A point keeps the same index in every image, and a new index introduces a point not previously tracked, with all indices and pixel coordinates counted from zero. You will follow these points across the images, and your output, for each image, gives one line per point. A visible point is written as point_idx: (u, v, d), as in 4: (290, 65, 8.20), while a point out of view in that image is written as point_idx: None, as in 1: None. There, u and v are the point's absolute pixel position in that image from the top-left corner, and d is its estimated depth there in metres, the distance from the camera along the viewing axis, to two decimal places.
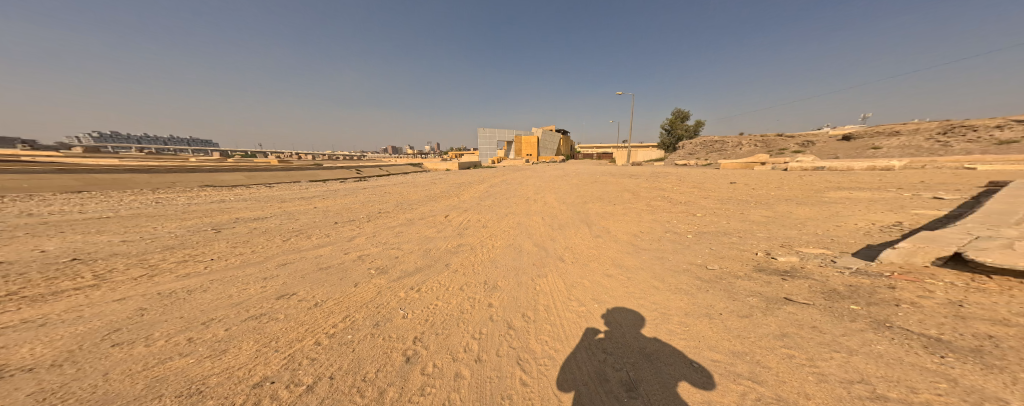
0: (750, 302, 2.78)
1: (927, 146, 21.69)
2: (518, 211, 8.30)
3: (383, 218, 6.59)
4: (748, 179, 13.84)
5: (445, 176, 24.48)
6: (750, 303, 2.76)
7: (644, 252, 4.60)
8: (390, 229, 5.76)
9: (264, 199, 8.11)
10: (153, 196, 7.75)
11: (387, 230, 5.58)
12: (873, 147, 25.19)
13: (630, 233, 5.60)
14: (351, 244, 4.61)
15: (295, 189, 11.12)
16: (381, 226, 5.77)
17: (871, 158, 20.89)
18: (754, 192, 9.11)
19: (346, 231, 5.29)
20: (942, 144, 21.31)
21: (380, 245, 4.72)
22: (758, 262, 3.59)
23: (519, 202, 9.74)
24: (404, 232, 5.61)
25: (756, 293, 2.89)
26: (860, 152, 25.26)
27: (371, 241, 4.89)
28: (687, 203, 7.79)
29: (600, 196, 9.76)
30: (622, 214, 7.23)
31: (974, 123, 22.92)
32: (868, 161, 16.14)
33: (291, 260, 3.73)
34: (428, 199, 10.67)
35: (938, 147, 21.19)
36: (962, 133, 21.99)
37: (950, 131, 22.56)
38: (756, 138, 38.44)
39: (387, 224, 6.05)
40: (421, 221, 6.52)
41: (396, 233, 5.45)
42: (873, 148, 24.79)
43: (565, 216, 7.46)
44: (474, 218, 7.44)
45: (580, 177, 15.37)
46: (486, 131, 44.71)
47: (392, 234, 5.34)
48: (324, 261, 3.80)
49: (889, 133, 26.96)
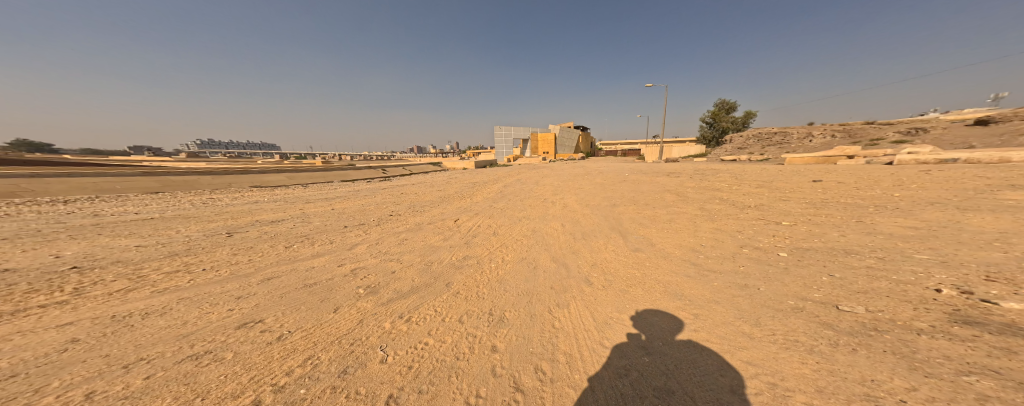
0: (982, 389, 1.50)
1: None
2: (543, 215, 7.35)
3: (395, 225, 6.19)
4: (837, 176, 11.04)
5: (471, 175, 24.49)
6: (986, 394, 1.48)
7: (717, 276, 3.34)
8: (399, 239, 5.28)
9: (292, 199, 8.56)
10: (205, 196, 8.48)
11: (395, 241, 5.11)
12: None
13: (690, 247, 4.30)
14: (352, 256, 4.18)
15: (326, 190, 11.67)
16: (390, 237, 5.34)
17: (1020, 148, 15.74)
18: (856, 193, 6.95)
19: (354, 241, 4.92)
20: None
21: (381, 259, 4.26)
22: (962, 302, 2.10)
23: (544, 205, 8.73)
24: (414, 244, 5.11)
25: (988, 371, 1.58)
26: (1007, 140, 19.18)
27: (375, 253, 4.43)
28: (761, 207, 6.10)
29: (640, 197, 8.29)
30: (672, 220, 5.83)
31: None
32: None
33: (278, 274, 3.34)
34: (448, 201, 10.24)
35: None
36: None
37: None
38: (838, 127, 31.92)
39: (397, 234, 5.60)
40: (430, 226, 6.41)
41: (404, 245, 4.96)
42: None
43: (600, 222, 6.29)
44: (493, 225, 6.69)
45: (614, 176, 13.70)
46: (511, 128, 44.76)
47: (399, 247, 4.86)
48: (312, 278, 3.35)
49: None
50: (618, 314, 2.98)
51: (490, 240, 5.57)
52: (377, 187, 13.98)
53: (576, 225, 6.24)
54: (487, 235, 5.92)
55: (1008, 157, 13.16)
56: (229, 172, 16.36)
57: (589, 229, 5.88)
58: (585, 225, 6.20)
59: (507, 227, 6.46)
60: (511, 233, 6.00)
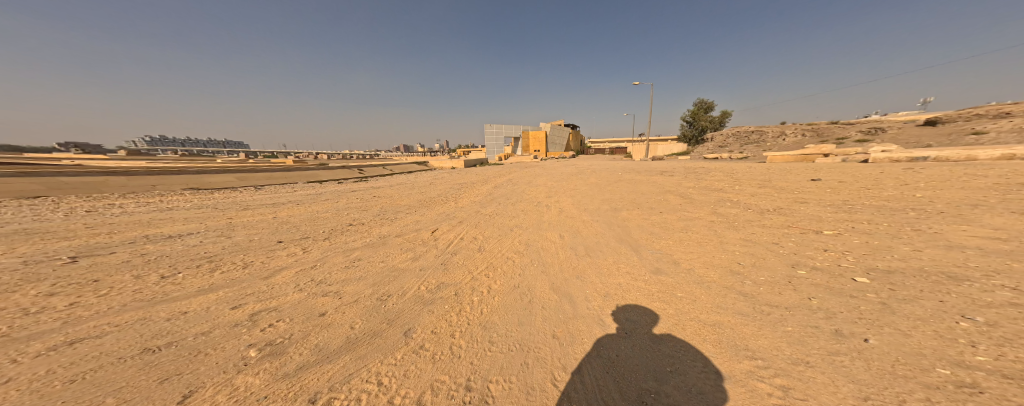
0: None
1: None
2: (534, 224, 6.28)
3: (350, 239, 4.86)
4: (827, 174, 10.84)
5: (453, 175, 23.05)
6: None
7: (786, 316, 2.42)
8: (350, 259, 3.99)
9: (225, 204, 6.95)
10: (104, 201, 6.69)
11: (343, 264, 3.82)
12: (974, 132, 20.49)
13: (727, 270, 3.40)
14: (264, 292, 2.90)
15: (279, 193, 9.96)
16: (336, 256, 4.04)
17: (974, 147, 16.75)
18: (870, 193, 6.41)
19: (280, 264, 3.57)
20: None
21: (311, 294, 3.00)
22: None
23: (534, 210, 7.66)
24: (368, 267, 3.83)
25: None
26: (957, 139, 20.64)
27: (303, 285, 3.15)
28: (780, 210, 5.41)
29: (641, 200, 7.41)
30: (688, 229, 4.94)
31: None
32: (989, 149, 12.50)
33: (98, 332, 2.10)
34: (424, 206, 8.89)
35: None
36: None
37: None
38: (807, 127, 33.50)
39: (349, 251, 4.30)
40: (398, 239, 5.17)
41: (353, 270, 3.68)
42: (975, 133, 20.11)
43: (603, 232, 5.33)
44: (476, 239, 5.54)
45: (606, 175, 12.88)
46: (495, 126, 43.31)
47: (344, 273, 3.56)
48: (161, 335, 2.14)
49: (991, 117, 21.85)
50: (663, 389, 2.02)
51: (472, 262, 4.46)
52: (343, 189, 12.28)
53: (577, 237, 5.24)
54: (469, 253, 4.76)
55: (972, 155, 13.71)
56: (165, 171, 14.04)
57: (592, 243, 4.89)
58: (586, 236, 5.21)
59: (494, 242, 5.35)
60: (499, 250, 4.88)
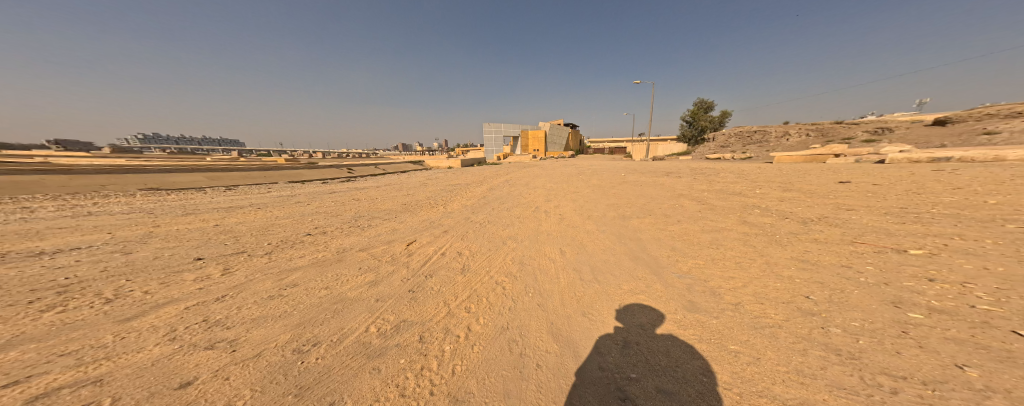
0: None
1: None
2: (531, 237, 5.35)
3: (296, 255, 3.90)
4: (849, 176, 9.95)
5: (446, 175, 22.09)
6: None
7: (935, 401, 1.55)
8: (281, 284, 3.06)
9: (170, 207, 5.99)
10: (25, 202, 5.74)
11: (267, 292, 2.89)
12: (985, 132, 19.81)
13: (795, 308, 2.46)
14: (94, 347, 1.97)
15: (248, 194, 8.99)
16: (264, 280, 3.10)
17: (990, 147, 16.00)
18: (921, 198, 5.50)
19: (168, 294, 2.66)
20: None
21: (184, 346, 2.07)
22: None
23: (531, 217, 6.71)
24: (301, 298, 2.89)
25: None
26: (967, 139, 19.96)
27: (181, 331, 2.22)
28: (825, 219, 4.50)
29: (653, 207, 6.47)
30: (720, 244, 4.00)
31: None
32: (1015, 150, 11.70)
33: None
34: (407, 211, 7.90)
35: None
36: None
37: None
38: (811, 127, 32.76)
39: (287, 272, 3.36)
40: (361, 255, 4.23)
41: (277, 302, 2.75)
42: (986, 134, 19.44)
43: (614, 247, 4.41)
44: (461, 256, 4.60)
45: (609, 176, 11.91)
46: (495, 125, 42.20)
47: (260, 307, 2.64)
48: None
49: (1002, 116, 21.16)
50: None
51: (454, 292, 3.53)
52: (323, 190, 11.25)
53: (583, 255, 4.30)
54: (449, 278, 3.87)
55: (997, 156, 12.85)
56: (132, 170, 13.04)
57: (603, 263, 3.96)
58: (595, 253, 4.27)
59: (482, 262, 4.44)
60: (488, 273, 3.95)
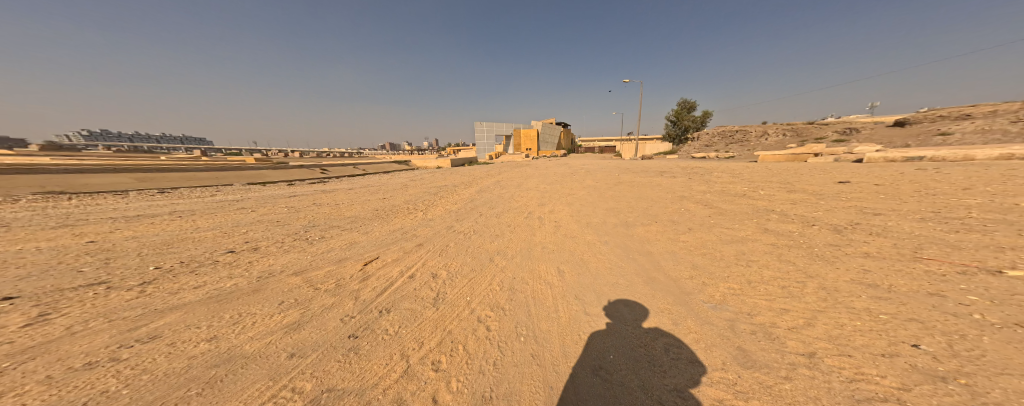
0: None
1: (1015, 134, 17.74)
2: (522, 258, 4.49)
3: (186, 285, 3.01)
4: (839, 175, 9.81)
5: (431, 176, 21.01)
6: None
7: None
8: (124, 339, 2.23)
9: (63, 218, 4.85)
10: None
11: (85, 358, 2.04)
12: (940, 133, 21.08)
13: (908, 366, 1.68)
14: None
15: (185, 197, 7.76)
16: (93, 335, 2.24)
17: (950, 148, 16.89)
18: (942, 199, 5.08)
19: None
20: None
21: None
22: None
23: (520, 227, 5.83)
24: (148, 362, 2.07)
25: None
26: (923, 140, 21.22)
27: None
28: (856, 226, 3.95)
29: (657, 215, 5.79)
30: (753, 267, 3.29)
31: None
32: (978, 151, 12.15)
33: None
34: (377, 218, 6.84)
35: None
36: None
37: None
38: (786, 127, 34.02)
39: (148, 317, 2.50)
40: (297, 285, 3.32)
41: (90, 376, 1.90)
42: (940, 135, 20.74)
43: (623, 279, 3.65)
44: (433, 287, 3.70)
45: (603, 177, 11.23)
46: (484, 124, 40.88)
47: (48, 392, 1.79)
48: None
49: (953, 118, 22.64)
50: None
51: (416, 344, 2.66)
52: (283, 193, 9.88)
53: (587, 289, 3.49)
54: (415, 316, 3.10)
55: (968, 155, 13.22)
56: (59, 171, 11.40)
57: (615, 303, 3.18)
58: (603, 288, 3.47)
59: (460, 292, 3.58)
60: (467, 321, 3.05)
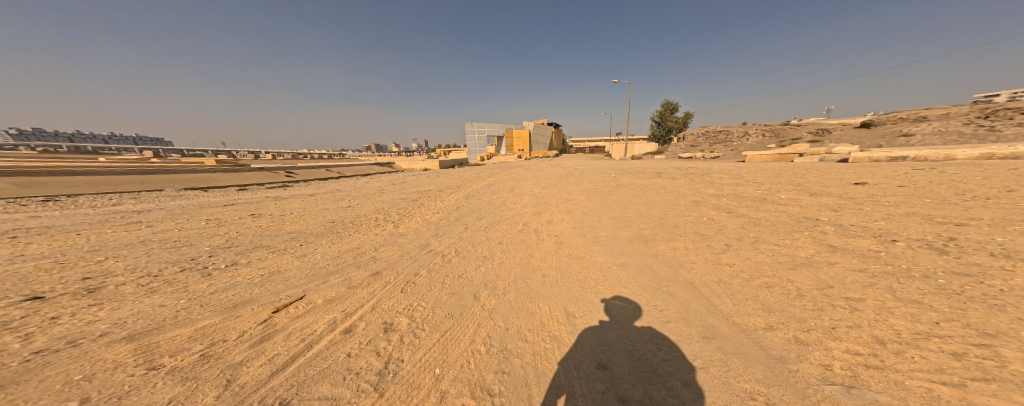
0: None
1: (970, 135, 18.75)
2: (518, 296, 3.25)
3: None
4: (840, 175, 9.36)
5: (410, 179, 19.32)
6: None
7: None
8: None
9: None
10: None
11: None
12: (903, 133, 22.08)
13: None
14: None
15: (70, 206, 5.95)
16: None
17: (917, 148, 17.41)
18: (1004, 205, 4.33)
19: None
20: (987, 130, 18.57)
21: None
22: None
23: (513, 246, 4.59)
24: None
25: None
26: (889, 139, 22.13)
27: None
28: (948, 245, 3.04)
29: (679, 226, 4.74)
30: (866, 319, 2.21)
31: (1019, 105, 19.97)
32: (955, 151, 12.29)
33: None
34: (330, 234, 5.36)
35: (986, 132, 18.53)
36: (1008, 115, 19.16)
37: (992, 116, 19.72)
38: (764, 128, 34.91)
39: None
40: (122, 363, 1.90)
41: None
42: (903, 136, 21.69)
43: (671, 337, 2.49)
44: (381, 355, 2.38)
45: (601, 179, 10.16)
46: (478, 124, 39.57)
47: None
48: None
49: (913, 119, 23.81)
50: None
51: None
52: (221, 200, 8.07)
53: (619, 354, 2.35)
54: None
55: (948, 155, 13.39)
56: None
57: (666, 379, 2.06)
58: (643, 354, 2.31)
59: (423, 361, 2.36)
60: None
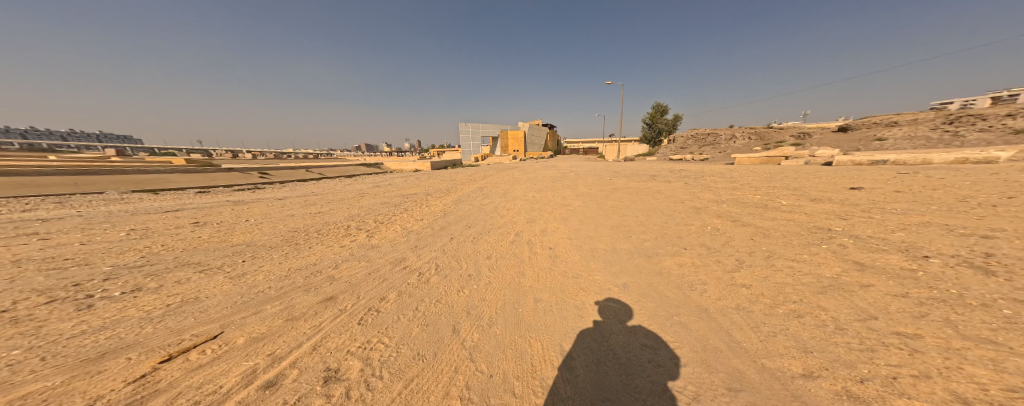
0: None
1: (938, 139, 19.53)
2: (500, 329, 2.66)
3: None
4: (832, 179, 9.24)
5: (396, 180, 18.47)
6: None
7: None
8: None
9: None
10: None
11: None
12: (878, 137, 22.88)
13: None
14: None
15: None
16: None
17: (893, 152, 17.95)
18: (1019, 214, 4.06)
19: None
20: (954, 134, 19.46)
21: None
22: None
23: (500, 262, 4.00)
24: None
25: None
26: (865, 143, 22.86)
27: None
28: (996, 263, 2.64)
29: (686, 237, 4.26)
30: (934, 365, 1.74)
31: (983, 111, 20.99)
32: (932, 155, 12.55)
33: None
34: (287, 246, 4.61)
35: (952, 137, 19.33)
36: (972, 121, 20.13)
37: (958, 121, 20.66)
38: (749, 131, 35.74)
39: None
40: None
41: None
42: (878, 139, 22.44)
43: (690, 388, 1.94)
44: None
45: (595, 182, 9.73)
46: (469, 125, 38.80)
47: None
48: None
49: (885, 124, 24.75)
50: None
51: None
52: (167, 205, 7.12)
53: None
54: None
55: (925, 158, 13.71)
56: None
57: None
58: None
59: None
60: None
